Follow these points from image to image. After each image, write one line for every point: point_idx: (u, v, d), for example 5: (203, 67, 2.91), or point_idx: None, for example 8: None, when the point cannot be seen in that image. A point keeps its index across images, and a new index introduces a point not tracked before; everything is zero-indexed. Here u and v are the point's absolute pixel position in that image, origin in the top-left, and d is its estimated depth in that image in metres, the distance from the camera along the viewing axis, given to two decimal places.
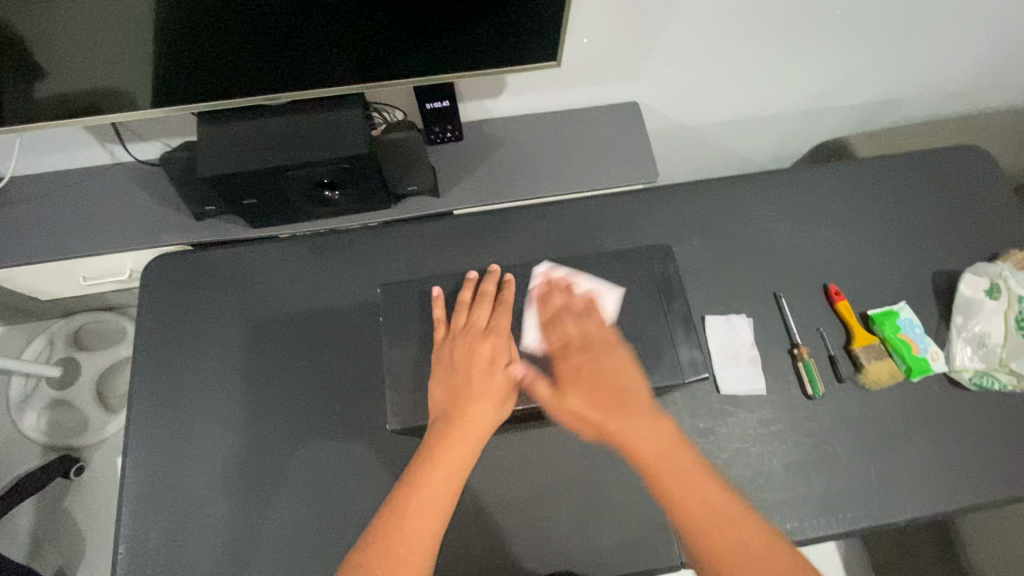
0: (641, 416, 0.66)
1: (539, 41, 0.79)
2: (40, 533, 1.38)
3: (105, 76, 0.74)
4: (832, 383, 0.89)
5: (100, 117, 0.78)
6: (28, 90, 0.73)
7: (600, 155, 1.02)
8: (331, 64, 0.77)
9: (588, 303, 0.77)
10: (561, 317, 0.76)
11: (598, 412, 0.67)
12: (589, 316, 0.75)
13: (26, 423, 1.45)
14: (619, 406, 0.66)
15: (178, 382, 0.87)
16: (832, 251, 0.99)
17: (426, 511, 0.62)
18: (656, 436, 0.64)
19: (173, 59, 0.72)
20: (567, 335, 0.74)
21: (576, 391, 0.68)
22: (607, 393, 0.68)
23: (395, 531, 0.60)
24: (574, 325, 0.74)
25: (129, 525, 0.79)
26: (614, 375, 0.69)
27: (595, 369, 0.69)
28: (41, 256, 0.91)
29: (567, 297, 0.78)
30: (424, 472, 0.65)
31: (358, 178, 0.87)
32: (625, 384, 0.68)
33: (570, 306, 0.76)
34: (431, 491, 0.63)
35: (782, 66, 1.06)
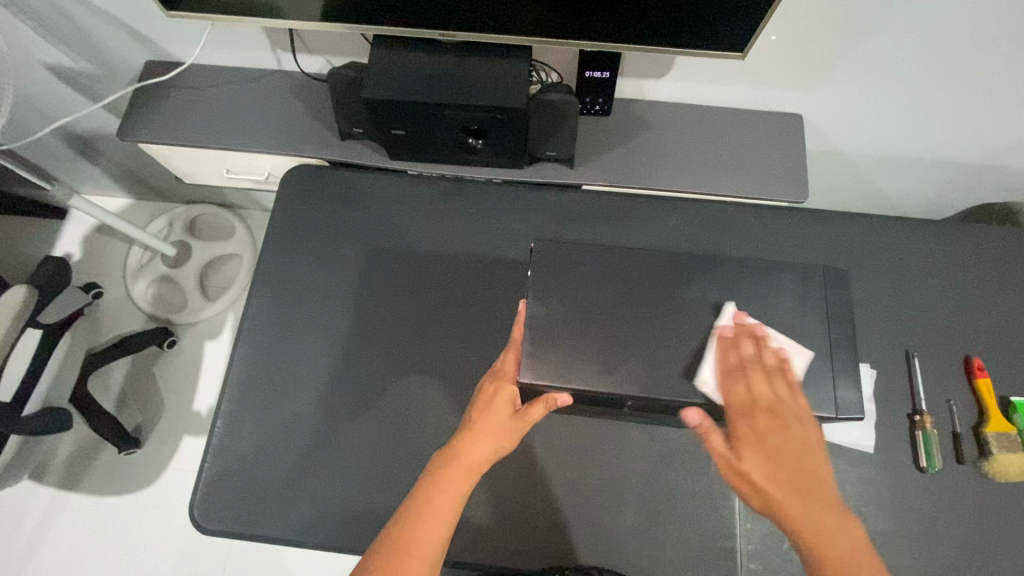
0: (826, 504, 0.55)
1: (734, 26, 0.74)
2: (128, 388, 1.52)
3: None
4: (951, 461, 0.81)
5: (275, 20, 0.79)
6: None
7: (752, 163, 0.95)
8: (511, 15, 0.75)
9: (780, 362, 0.63)
10: (749, 370, 0.63)
11: (782, 489, 0.56)
12: (778, 380, 0.62)
13: (135, 290, 1.58)
14: (799, 485, 0.56)
15: (295, 289, 0.92)
16: (986, 324, 0.88)
17: (441, 507, 0.62)
18: (841, 538, 0.53)
19: None
20: (754, 392, 0.61)
21: (756, 455, 0.58)
22: (792, 470, 0.57)
23: (414, 523, 0.61)
24: (762, 383, 0.62)
25: (229, 405, 0.86)
26: (799, 448, 0.58)
27: (782, 443, 0.58)
28: (202, 143, 0.97)
29: (757, 350, 0.64)
30: (417, 513, 0.62)
31: (504, 132, 0.86)
32: (813, 468, 0.57)
33: (758, 362, 0.63)
34: (447, 489, 0.63)
35: (981, 111, 0.93)
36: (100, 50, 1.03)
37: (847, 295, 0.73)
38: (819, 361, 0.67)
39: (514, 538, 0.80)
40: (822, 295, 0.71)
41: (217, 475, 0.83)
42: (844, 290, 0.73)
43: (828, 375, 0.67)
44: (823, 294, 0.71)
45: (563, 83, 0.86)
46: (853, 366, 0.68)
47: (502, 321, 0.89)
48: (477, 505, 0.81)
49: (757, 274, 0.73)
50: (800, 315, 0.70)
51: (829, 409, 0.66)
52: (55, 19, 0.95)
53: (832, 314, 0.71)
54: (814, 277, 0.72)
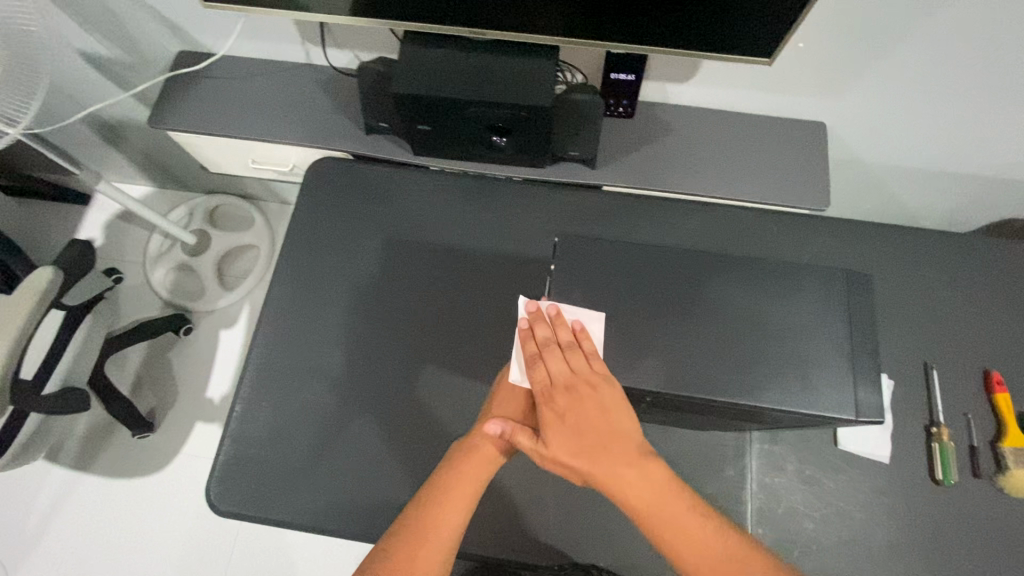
0: (621, 458, 0.62)
1: (762, 33, 0.74)
2: (143, 373, 1.55)
3: None
4: (966, 474, 0.81)
5: (308, 15, 0.81)
6: None
7: (773, 169, 0.95)
8: (540, 16, 0.76)
9: (574, 336, 0.65)
10: (545, 353, 0.64)
11: (585, 458, 0.62)
12: (574, 352, 0.64)
13: (154, 276, 1.60)
14: (594, 450, 0.62)
15: (314, 278, 0.93)
16: (1006, 338, 0.88)
17: (459, 499, 0.64)
18: (644, 484, 0.62)
19: None
20: (552, 375, 0.63)
21: (556, 434, 0.62)
22: (592, 439, 0.62)
23: (433, 511, 0.63)
24: (558, 363, 0.63)
25: (247, 390, 0.87)
26: (597, 417, 0.62)
27: (577, 416, 0.62)
28: (229, 132, 0.99)
29: (551, 331, 0.65)
30: (435, 498, 0.64)
31: (528, 130, 0.87)
32: (605, 428, 0.62)
33: (553, 343, 0.64)
34: (465, 482, 0.65)
35: (1006, 124, 0.93)
36: (133, 39, 1.05)
37: (867, 302, 0.73)
38: (839, 365, 0.67)
39: (524, 532, 0.80)
40: (843, 300, 0.71)
41: (233, 459, 0.84)
42: (865, 297, 0.72)
43: (847, 380, 0.67)
44: (845, 299, 0.71)
45: (589, 83, 0.87)
46: (872, 374, 0.68)
47: (520, 317, 0.89)
48: (489, 499, 0.81)
49: (778, 277, 0.73)
50: (822, 319, 0.70)
51: (847, 414, 0.66)
52: (92, 6, 0.98)
53: (852, 320, 0.71)
54: (837, 281, 0.72)
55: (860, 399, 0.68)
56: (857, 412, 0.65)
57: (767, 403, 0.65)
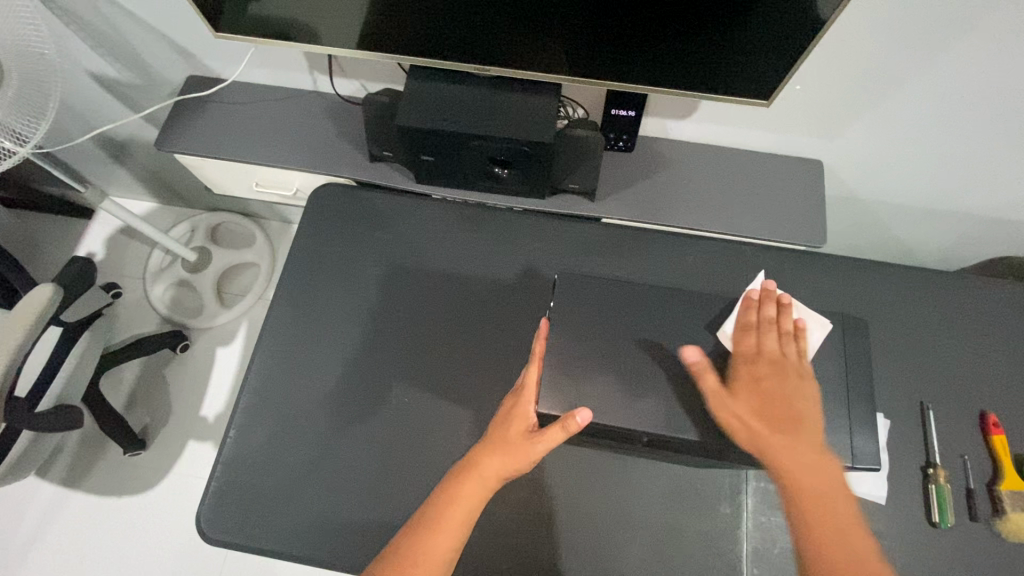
0: (801, 432, 0.62)
1: (759, 78, 0.76)
2: (138, 389, 1.54)
3: (331, 19, 0.78)
4: (963, 518, 0.80)
5: (317, 48, 0.83)
6: (267, 13, 0.79)
7: (770, 206, 0.97)
8: (545, 54, 0.78)
9: (796, 327, 0.69)
10: (767, 330, 0.69)
11: (766, 423, 0.63)
12: (790, 342, 0.68)
13: (153, 292, 1.60)
14: (776, 418, 0.63)
15: (315, 303, 0.93)
16: (1002, 380, 0.88)
17: (451, 525, 0.63)
18: (806, 455, 0.61)
19: (403, 18, 0.76)
20: (763, 347, 0.68)
21: (749, 395, 0.65)
22: (775, 408, 0.64)
23: (424, 536, 0.62)
24: (776, 343, 0.68)
25: (242, 415, 0.87)
26: (806, 398, 0.65)
27: (796, 399, 0.64)
28: (235, 157, 1.01)
29: (777, 313, 0.70)
30: (427, 523, 0.63)
31: (530, 163, 0.89)
32: (805, 413, 0.64)
33: (775, 325, 0.69)
34: (456, 506, 0.64)
35: (1000, 167, 0.95)
36: (144, 62, 1.07)
37: (863, 344, 0.73)
38: (835, 408, 0.68)
39: (517, 566, 0.79)
40: (840, 342, 0.72)
41: (226, 485, 0.83)
42: (861, 338, 0.73)
43: (842, 423, 0.67)
44: (843, 341, 0.72)
45: (590, 119, 0.89)
46: (866, 416, 0.68)
47: (518, 347, 0.89)
48: (483, 533, 0.80)
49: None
50: (817, 360, 0.71)
51: (844, 458, 0.66)
52: (106, 31, 1.00)
53: (848, 361, 0.71)
54: (833, 323, 0.73)
55: (856, 440, 0.68)
56: (854, 458, 0.65)
57: None
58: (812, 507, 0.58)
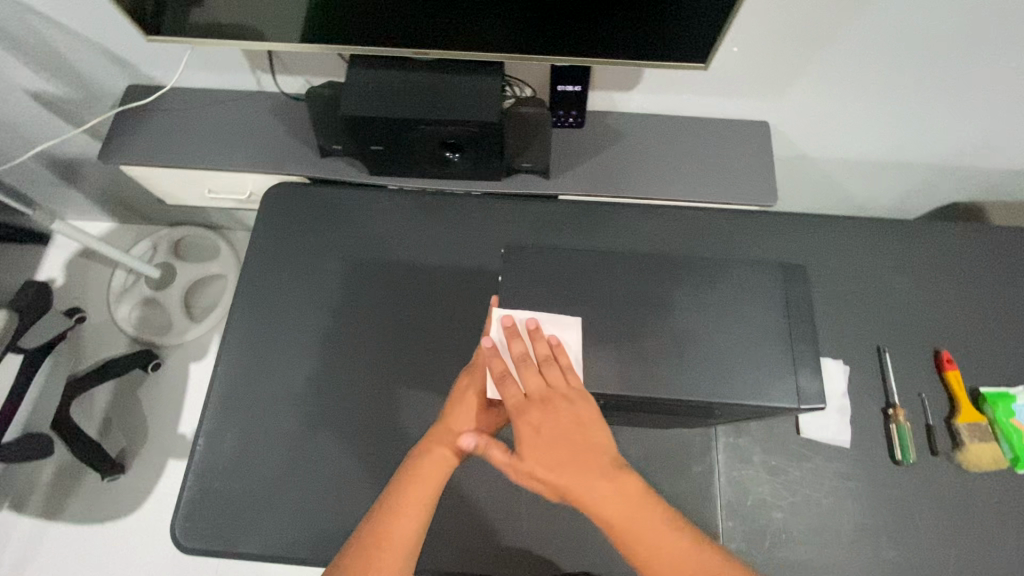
0: (598, 473, 0.60)
1: (692, 40, 0.77)
2: (111, 413, 1.50)
3: (260, 12, 0.77)
4: (925, 453, 0.83)
5: (250, 44, 0.81)
6: (193, 11, 0.77)
7: (720, 168, 0.98)
8: (482, 33, 0.78)
9: (550, 353, 0.64)
10: (515, 369, 0.63)
11: (562, 474, 0.60)
12: (546, 368, 0.63)
13: (119, 313, 1.57)
14: (578, 469, 0.60)
15: (275, 304, 0.92)
16: (952, 318, 0.91)
17: (416, 502, 0.63)
18: (620, 499, 0.59)
19: (334, 6, 0.75)
20: (527, 388, 0.62)
21: (534, 457, 0.60)
22: (568, 453, 0.60)
23: (388, 518, 0.62)
24: (535, 377, 0.63)
25: (210, 423, 0.86)
26: (569, 426, 0.61)
27: (553, 431, 0.60)
28: (182, 163, 0.99)
29: (526, 346, 0.64)
30: (391, 507, 0.63)
31: (480, 144, 0.89)
32: (585, 444, 0.61)
33: (529, 359, 0.64)
34: (419, 483, 0.64)
35: (935, 111, 0.97)
36: (80, 75, 1.05)
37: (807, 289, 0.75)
38: (788, 356, 0.69)
39: (499, 544, 0.80)
40: (787, 288, 0.74)
41: (199, 493, 0.82)
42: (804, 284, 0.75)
43: (794, 369, 0.69)
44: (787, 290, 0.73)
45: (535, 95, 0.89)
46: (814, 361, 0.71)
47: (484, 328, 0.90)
48: (463, 514, 0.81)
49: (725, 273, 0.75)
50: (767, 308, 0.72)
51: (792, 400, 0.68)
52: (35, 46, 0.97)
53: (795, 309, 0.73)
54: (777, 275, 0.75)
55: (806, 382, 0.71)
56: (801, 398, 0.67)
57: (720, 396, 0.67)
58: (644, 558, 0.59)
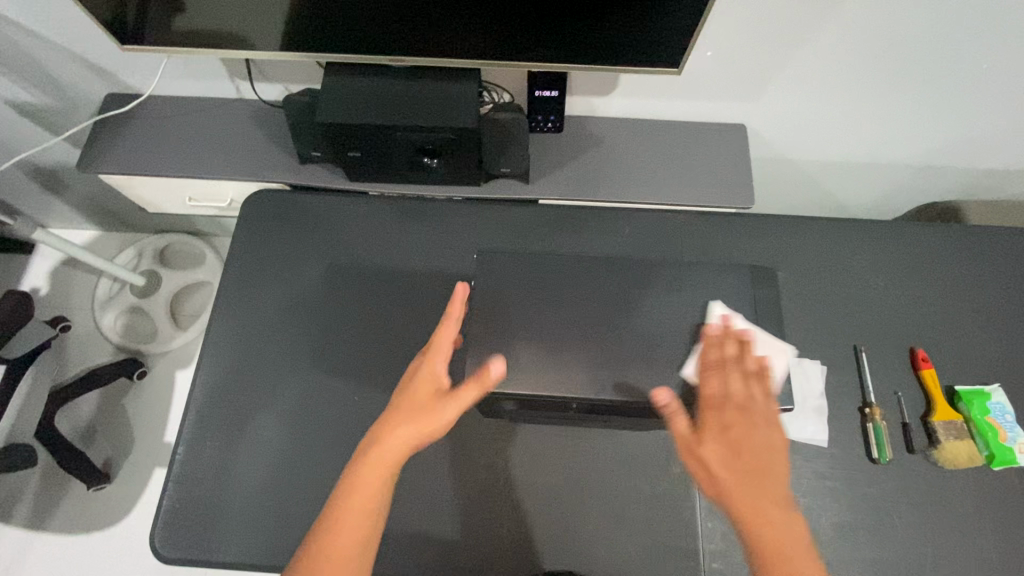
0: (770, 498, 0.59)
1: (665, 46, 0.78)
2: (96, 423, 1.49)
3: (234, 22, 0.77)
4: (901, 451, 0.84)
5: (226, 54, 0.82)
6: (167, 21, 0.77)
7: (699, 171, 0.99)
8: (456, 41, 0.78)
9: (759, 367, 0.67)
10: (728, 368, 0.68)
11: (734, 479, 0.59)
12: (755, 383, 0.66)
13: (104, 322, 1.56)
14: (754, 480, 0.59)
15: (256, 311, 0.92)
16: (928, 317, 0.92)
17: (368, 495, 0.63)
18: (790, 531, 0.57)
19: (307, 15, 0.76)
20: (729, 389, 0.65)
21: (716, 445, 0.61)
22: (749, 462, 0.60)
23: (330, 529, 0.61)
24: (736, 380, 0.66)
25: (190, 432, 0.85)
26: (767, 449, 0.61)
27: (757, 444, 0.61)
28: (161, 172, 0.99)
29: (738, 351, 0.69)
30: (334, 519, 0.62)
31: (457, 150, 0.89)
32: (768, 466, 0.60)
33: (735, 362, 0.68)
34: (359, 489, 0.63)
35: (910, 112, 0.99)
36: (58, 84, 1.04)
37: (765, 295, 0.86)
38: (757, 356, 0.74)
39: (480, 549, 0.80)
40: (753, 292, 0.81)
41: (178, 504, 0.82)
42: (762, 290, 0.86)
43: (762, 368, 0.74)
44: (751, 292, 0.80)
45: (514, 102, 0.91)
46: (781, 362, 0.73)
47: None
48: (444, 519, 0.81)
49: (693, 281, 0.79)
50: (734, 311, 0.78)
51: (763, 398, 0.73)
52: (10, 55, 0.97)
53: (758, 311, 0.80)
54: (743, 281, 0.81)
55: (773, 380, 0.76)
56: (768, 396, 0.72)
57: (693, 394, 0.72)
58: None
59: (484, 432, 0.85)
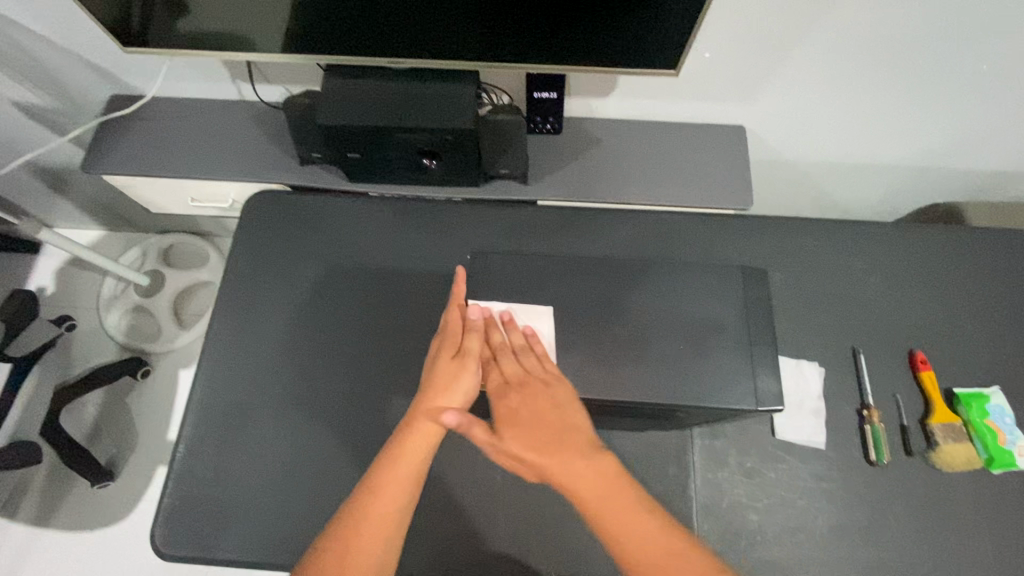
0: (577, 452, 0.64)
1: (661, 47, 0.78)
2: (101, 421, 1.51)
3: (234, 24, 0.78)
4: (898, 454, 0.84)
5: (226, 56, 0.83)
6: (169, 23, 0.78)
7: (697, 172, 0.99)
8: (454, 43, 0.79)
9: (528, 341, 0.72)
10: (503, 353, 0.71)
11: (541, 453, 0.64)
12: (526, 355, 0.71)
13: (108, 321, 1.58)
14: (555, 448, 0.65)
15: (256, 311, 0.93)
16: (927, 318, 0.92)
17: (397, 482, 0.64)
18: (596, 479, 0.62)
19: (306, 17, 0.76)
20: (509, 370, 0.70)
21: (516, 435, 0.65)
22: (544, 431, 0.66)
23: (360, 514, 0.62)
24: (512, 362, 0.70)
25: (190, 429, 0.86)
26: (546, 408, 0.66)
27: (530, 411, 0.67)
28: (163, 172, 1.00)
29: (505, 334, 0.73)
30: (366, 506, 0.62)
31: (456, 151, 0.90)
32: (563, 425, 0.66)
33: (507, 346, 0.71)
34: (395, 474, 0.64)
35: (908, 113, 0.98)
36: (63, 87, 1.06)
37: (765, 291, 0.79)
38: (747, 357, 0.73)
39: (476, 547, 0.81)
40: (747, 290, 0.79)
41: (178, 501, 0.83)
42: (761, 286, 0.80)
43: (753, 371, 0.73)
44: (745, 292, 0.78)
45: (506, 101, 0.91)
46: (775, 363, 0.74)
47: None
48: (440, 518, 0.81)
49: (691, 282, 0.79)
50: (728, 310, 0.77)
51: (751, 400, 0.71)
52: (17, 58, 0.98)
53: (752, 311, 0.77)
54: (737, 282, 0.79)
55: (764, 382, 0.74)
56: (756, 400, 0.70)
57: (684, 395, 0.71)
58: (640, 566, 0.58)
59: None
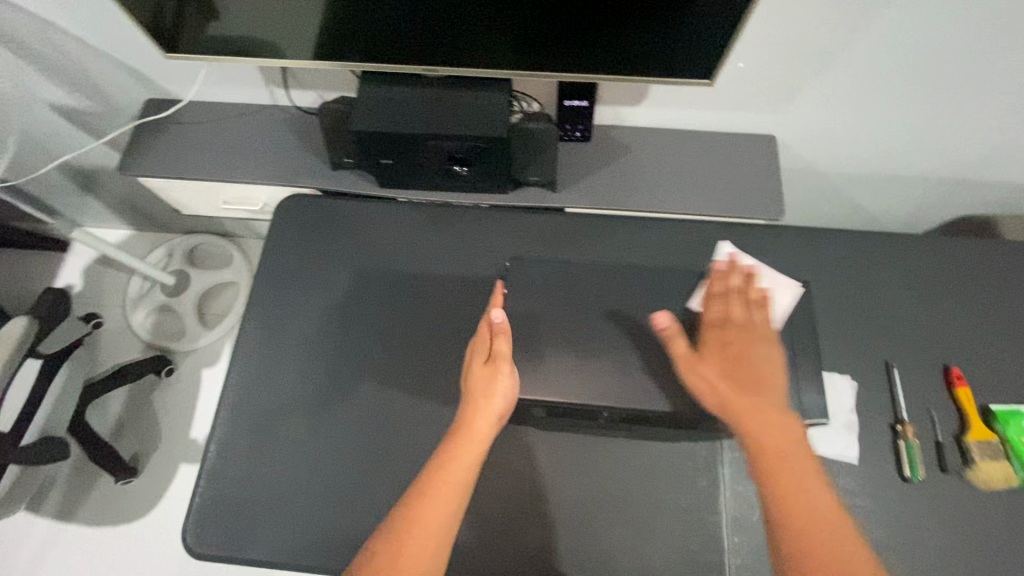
0: (761, 399, 0.66)
1: (697, 57, 0.78)
2: (125, 418, 1.53)
3: (273, 32, 0.79)
4: (933, 471, 0.82)
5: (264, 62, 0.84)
6: (210, 30, 0.80)
7: (727, 182, 0.98)
8: (490, 51, 0.79)
9: (762, 295, 0.75)
10: (727, 296, 0.75)
11: (725, 387, 0.67)
12: (755, 308, 0.74)
13: (135, 319, 1.60)
14: (743, 386, 0.67)
15: (287, 314, 0.94)
16: (963, 334, 0.90)
17: (446, 488, 0.63)
18: (774, 427, 0.64)
19: (345, 25, 0.77)
20: (730, 314, 0.74)
21: (715, 361, 0.70)
22: (749, 375, 0.68)
23: (409, 524, 0.61)
24: (739, 309, 0.74)
25: (222, 430, 0.87)
26: (761, 355, 0.69)
27: (752, 359, 0.69)
28: (198, 175, 1.01)
29: (743, 282, 0.76)
30: (413, 514, 0.62)
31: (487, 159, 0.90)
32: (770, 377, 0.68)
33: (740, 291, 0.75)
34: (443, 483, 0.64)
35: (946, 125, 0.97)
36: (101, 90, 1.08)
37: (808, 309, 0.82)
38: None
39: (503, 554, 0.80)
40: (793, 304, 0.81)
41: (210, 500, 0.84)
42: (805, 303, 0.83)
43: (797, 383, 0.75)
44: (790, 306, 0.80)
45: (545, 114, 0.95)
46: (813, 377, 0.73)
47: None
48: (468, 524, 0.81)
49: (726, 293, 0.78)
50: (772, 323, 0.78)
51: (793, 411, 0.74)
52: (59, 62, 1.00)
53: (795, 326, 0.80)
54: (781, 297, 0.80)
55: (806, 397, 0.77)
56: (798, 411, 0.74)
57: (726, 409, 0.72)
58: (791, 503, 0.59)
59: (508, 439, 0.85)
